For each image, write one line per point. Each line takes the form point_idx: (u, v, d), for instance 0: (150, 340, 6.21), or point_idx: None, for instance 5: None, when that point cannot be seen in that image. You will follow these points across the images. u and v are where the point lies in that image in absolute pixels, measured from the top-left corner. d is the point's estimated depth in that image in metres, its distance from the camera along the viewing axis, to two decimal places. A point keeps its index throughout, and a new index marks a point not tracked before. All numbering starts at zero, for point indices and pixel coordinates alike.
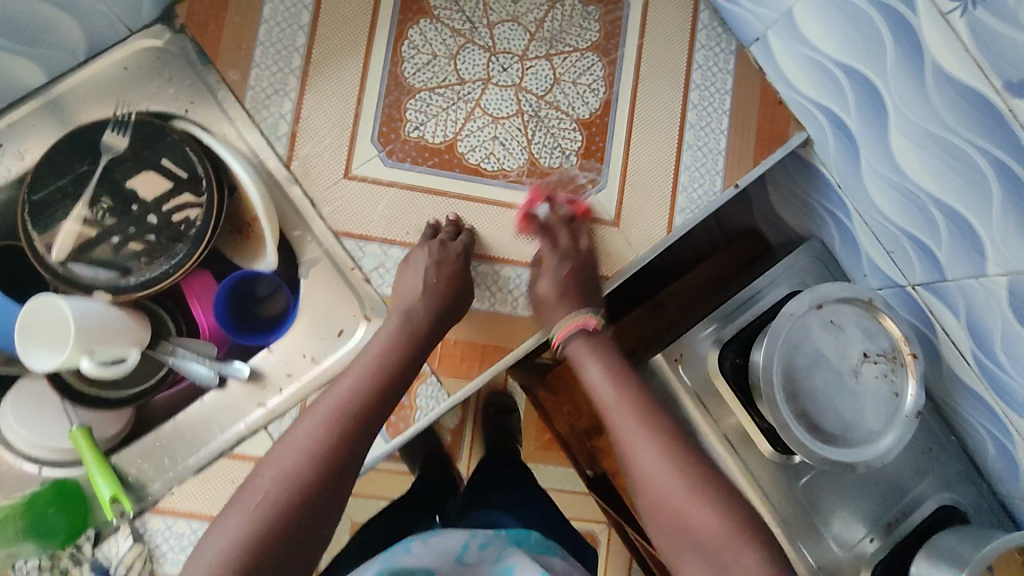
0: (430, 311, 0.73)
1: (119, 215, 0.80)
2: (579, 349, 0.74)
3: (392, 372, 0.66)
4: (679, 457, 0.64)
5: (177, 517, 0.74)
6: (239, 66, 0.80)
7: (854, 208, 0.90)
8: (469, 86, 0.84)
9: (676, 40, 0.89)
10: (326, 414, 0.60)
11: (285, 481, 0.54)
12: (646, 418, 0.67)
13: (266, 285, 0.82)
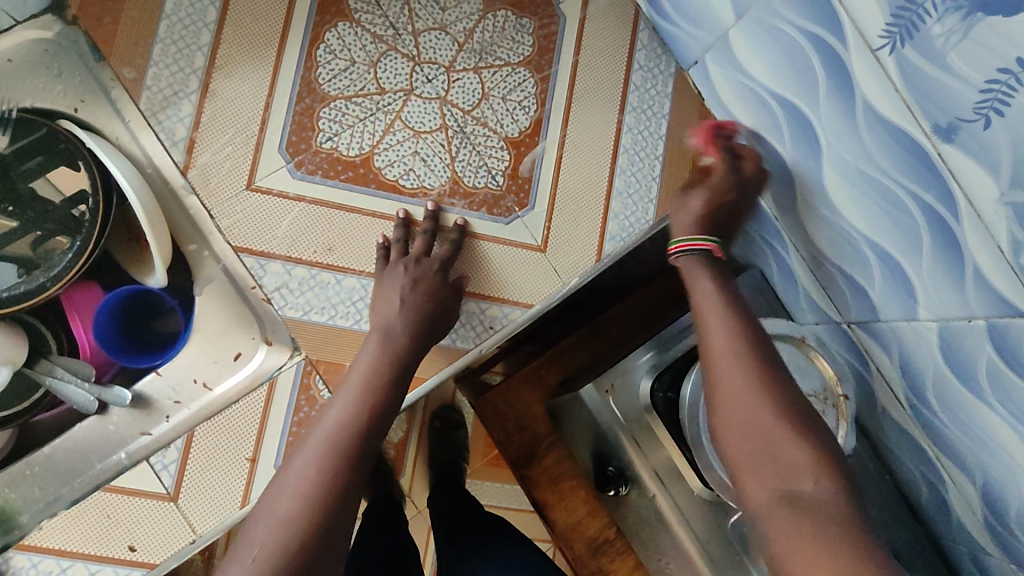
0: (414, 333, 0.68)
1: (12, 215, 0.73)
2: (695, 264, 0.69)
3: (383, 396, 0.60)
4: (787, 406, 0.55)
5: (44, 554, 0.68)
6: (135, 64, 0.74)
7: (790, 240, 0.87)
8: (390, 96, 0.79)
9: (612, 57, 0.85)
10: (319, 449, 0.54)
11: (281, 527, 0.48)
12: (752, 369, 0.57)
13: (165, 306, 0.75)
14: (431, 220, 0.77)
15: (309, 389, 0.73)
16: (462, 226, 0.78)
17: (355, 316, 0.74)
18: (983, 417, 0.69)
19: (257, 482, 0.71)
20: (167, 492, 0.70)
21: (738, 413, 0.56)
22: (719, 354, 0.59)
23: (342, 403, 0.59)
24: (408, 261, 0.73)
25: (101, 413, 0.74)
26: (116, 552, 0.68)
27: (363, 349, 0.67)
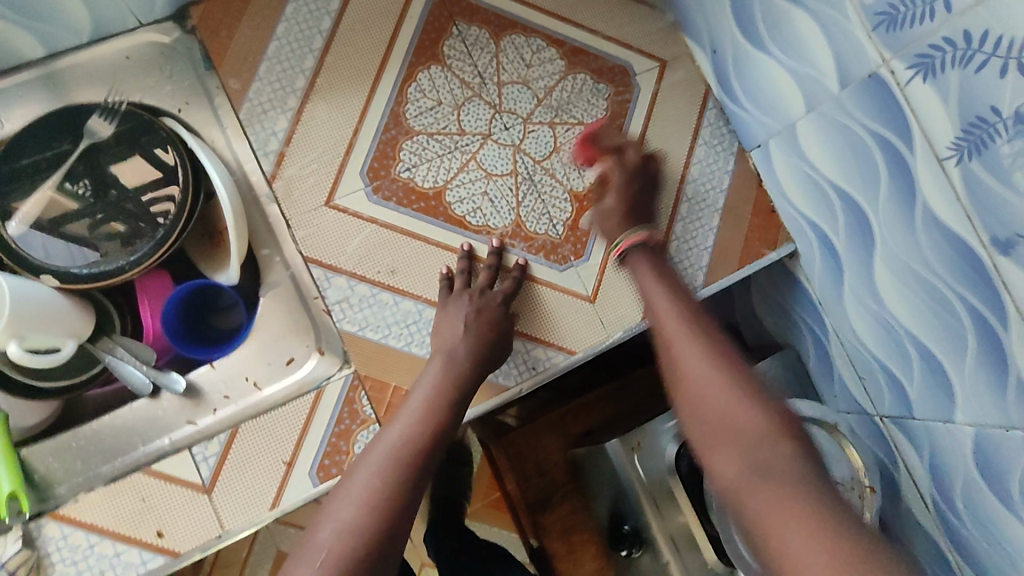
0: (474, 361, 0.70)
1: (98, 196, 0.78)
2: (639, 256, 0.74)
3: (446, 415, 0.64)
4: (723, 365, 0.59)
5: (76, 527, 0.69)
6: (240, 77, 0.80)
7: (832, 326, 0.89)
8: (469, 138, 0.83)
9: (679, 130, 0.90)
10: (385, 458, 0.56)
11: (347, 536, 0.50)
12: (699, 338, 0.63)
13: (227, 299, 0.79)
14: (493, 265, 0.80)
15: (353, 403, 0.75)
16: (524, 266, 0.81)
17: (407, 338, 0.77)
18: (1011, 531, 0.69)
19: (290, 486, 0.72)
20: (203, 484, 0.71)
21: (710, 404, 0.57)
22: (672, 330, 0.64)
23: (408, 418, 0.62)
24: (471, 296, 0.76)
25: (153, 397, 0.76)
26: (145, 536, 0.70)
27: (426, 372, 0.69)
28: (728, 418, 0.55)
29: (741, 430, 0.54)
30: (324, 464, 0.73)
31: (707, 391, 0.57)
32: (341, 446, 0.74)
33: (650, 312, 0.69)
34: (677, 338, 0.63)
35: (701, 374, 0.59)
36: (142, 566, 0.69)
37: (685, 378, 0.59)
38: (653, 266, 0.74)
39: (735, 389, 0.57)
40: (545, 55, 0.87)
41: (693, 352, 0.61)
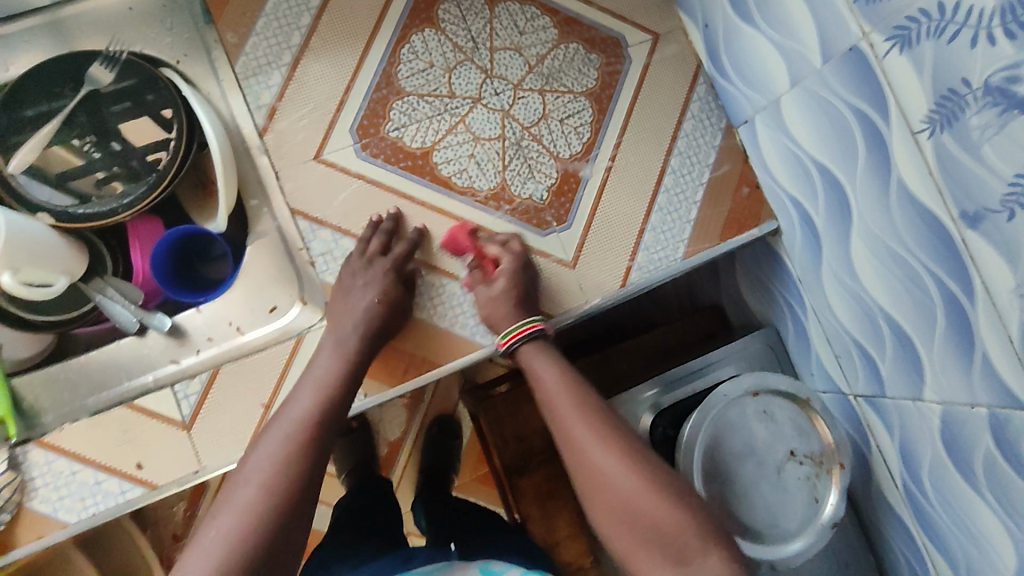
0: (371, 344, 0.74)
1: (101, 150, 0.82)
2: (531, 352, 0.75)
3: (342, 396, 0.69)
4: (632, 454, 0.64)
5: (60, 455, 0.72)
6: (237, 31, 0.81)
7: (810, 304, 0.90)
8: (459, 101, 0.85)
9: (669, 103, 0.90)
10: (281, 437, 0.61)
11: (239, 517, 0.53)
12: (594, 424, 0.67)
13: (218, 250, 0.82)
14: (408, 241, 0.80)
15: None
16: (421, 230, 0.82)
17: None
18: (971, 507, 0.71)
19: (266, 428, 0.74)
20: (183, 420, 0.74)
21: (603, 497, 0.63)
22: (563, 406, 0.70)
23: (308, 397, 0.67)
24: (369, 273, 0.77)
25: (139, 335, 0.78)
26: (125, 467, 0.72)
27: (326, 355, 0.73)
28: (651, 523, 0.60)
29: (660, 525, 0.59)
30: None
31: (616, 479, 0.62)
32: None
33: (546, 400, 0.72)
34: (562, 407, 0.69)
35: (608, 469, 0.64)
36: (121, 496, 0.72)
37: (595, 482, 0.64)
38: (553, 366, 0.74)
39: (646, 486, 0.62)
40: (538, 24, 0.89)
41: (581, 418, 0.68)
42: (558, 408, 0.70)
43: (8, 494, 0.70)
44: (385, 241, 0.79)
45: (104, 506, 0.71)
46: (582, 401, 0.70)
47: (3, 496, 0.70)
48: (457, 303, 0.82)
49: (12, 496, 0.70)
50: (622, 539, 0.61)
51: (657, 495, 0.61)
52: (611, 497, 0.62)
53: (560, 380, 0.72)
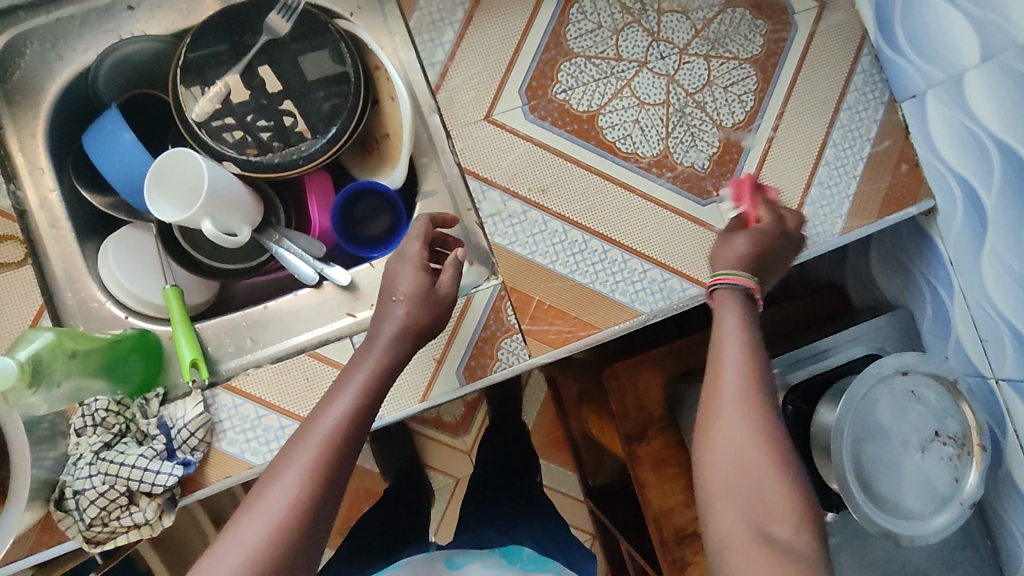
0: (407, 349, 0.70)
1: (259, 100, 0.81)
2: (729, 299, 0.69)
3: (374, 404, 0.66)
4: (767, 436, 0.60)
5: (246, 399, 0.75)
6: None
7: (959, 286, 0.89)
8: (625, 64, 0.84)
9: (834, 74, 0.87)
10: (312, 451, 0.60)
11: (260, 537, 0.54)
12: (747, 394, 0.62)
13: (360, 210, 0.81)
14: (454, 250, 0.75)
15: (501, 311, 0.80)
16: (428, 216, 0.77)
17: (552, 256, 0.81)
18: None
19: (439, 382, 0.78)
20: None
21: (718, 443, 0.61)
22: (728, 355, 0.65)
23: (340, 405, 0.64)
24: (416, 255, 0.73)
25: (318, 287, 0.80)
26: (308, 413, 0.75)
27: (360, 359, 0.68)
28: (762, 495, 0.58)
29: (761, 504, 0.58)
30: (471, 365, 0.79)
31: (721, 450, 0.60)
32: (485, 350, 0.79)
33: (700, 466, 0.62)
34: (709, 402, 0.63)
35: (730, 411, 0.62)
36: None
37: (706, 416, 0.63)
38: (739, 314, 0.68)
39: (762, 450, 0.60)
40: None
41: (746, 372, 0.64)
42: (714, 366, 0.65)
43: (200, 435, 0.72)
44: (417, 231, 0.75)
45: None
46: (750, 363, 0.64)
47: (194, 437, 0.72)
48: (619, 270, 0.81)
49: (203, 437, 0.72)
50: (725, 501, 0.59)
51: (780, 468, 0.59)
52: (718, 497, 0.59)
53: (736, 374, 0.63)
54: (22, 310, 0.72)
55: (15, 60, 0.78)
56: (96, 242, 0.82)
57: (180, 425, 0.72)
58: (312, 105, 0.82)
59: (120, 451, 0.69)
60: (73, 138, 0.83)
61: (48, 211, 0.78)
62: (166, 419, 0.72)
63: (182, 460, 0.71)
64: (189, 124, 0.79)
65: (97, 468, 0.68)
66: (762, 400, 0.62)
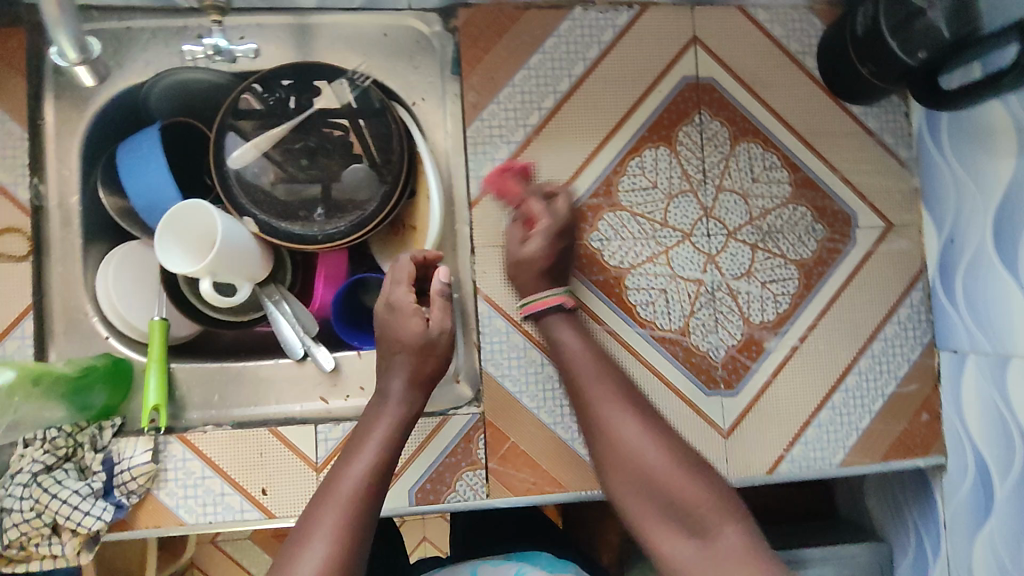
0: (420, 398, 0.74)
1: (296, 160, 0.80)
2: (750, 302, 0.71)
3: (392, 458, 0.70)
4: (649, 422, 0.70)
5: (196, 455, 0.74)
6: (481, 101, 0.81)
7: (945, 550, 0.84)
8: (669, 231, 0.81)
9: (877, 299, 0.83)
10: (339, 508, 0.64)
11: None
12: (619, 387, 0.72)
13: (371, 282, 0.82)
14: (438, 279, 0.76)
15: (471, 441, 0.78)
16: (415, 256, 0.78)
17: (540, 401, 0.79)
18: None
19: (389, 494, 0.77)
20: (316, 461, 0.75)
21: (611, 457, 0.69)
22: (585, 369, 0.73)
23: (362, 459, 0.68)
24: (407, 298, 0.75)
25: (301, 361, 0.79)
26: (251, 488, 0.74)
27: (376, 411, 0.72)
28: (681, 502, 0.65)
29: (689, 503, 0.65)
30: (426, 487, 0.77)
31: (647, 454, 0.67)
32: (445, 476, 0.77)
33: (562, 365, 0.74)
34: (596, 389, 0.71)
35: (610, 406, 0.71)
36: (239, 513, 0.74)
37: (603, 429, 0.70)
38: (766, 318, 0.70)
39: (655, 443, 0.68)
40: (775, 175, 0.83)
41: (589, 366, 0.73)
42: (575, 367, 0.73)
43: (140, 481, 0.72)
44: (404, 273, 0.77)
45: (221, 517, 0.74)
46: (599, 362, 0.73)
47: (134, 481, 0.72)
48: None
49: (143, 483, 0.72)
50: (637, 498, 0.67)
51: (686, 474, 0.67)
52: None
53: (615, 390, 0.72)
54: (10, 307, 0.73)
55: None
56: (100, 248, 0.82)
57: (124, 466, 0.72)
58: (346, 179, 0.80)
59: (57, 479, 0.69)
60: (114, 141, 0.84)
61: (63, 212, 0.78)
62: (112, 455, 0.73)
63: (116, 501, 0.72)
64: (224, 173, 0.78)
65: (29, 492, 0.68)
66: (632, 393, 0.72)
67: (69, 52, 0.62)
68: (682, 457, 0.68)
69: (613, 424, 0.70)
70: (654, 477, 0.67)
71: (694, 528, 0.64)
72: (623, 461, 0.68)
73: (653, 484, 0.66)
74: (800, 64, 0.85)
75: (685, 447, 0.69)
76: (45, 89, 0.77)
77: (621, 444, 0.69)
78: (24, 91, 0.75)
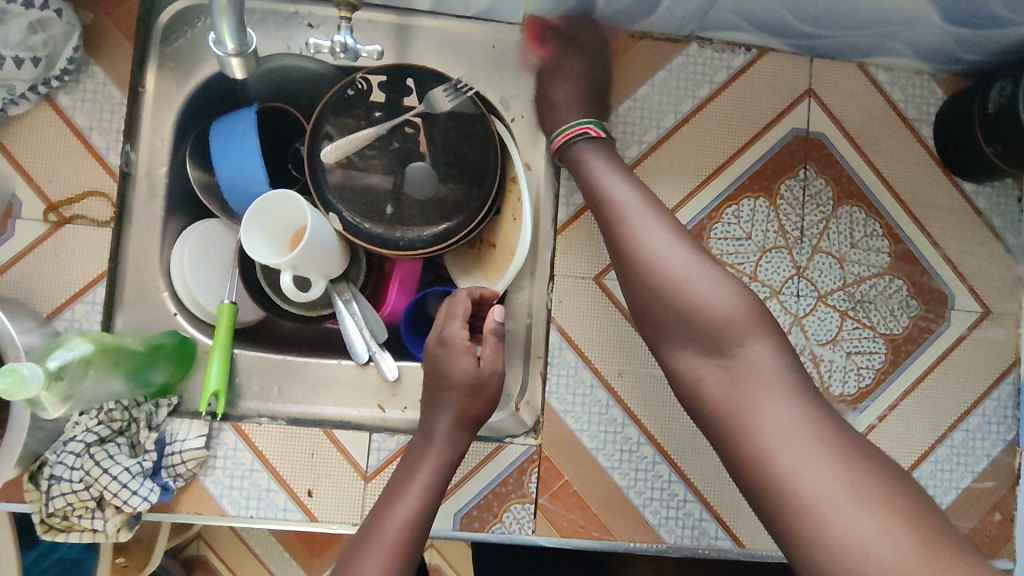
0: (466, 437, 0.71)
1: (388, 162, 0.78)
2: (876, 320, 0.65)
3: (435, 501, 0.68)
4: (696, 252, 0.65)
5: (246, 446, 0.73)
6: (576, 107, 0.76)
7: None
8: (757, 287, 0.78)
9: (963, 387, 0.79)
10: (381, 553, 0.62)
11: None
12: (654, 214, 0.67)
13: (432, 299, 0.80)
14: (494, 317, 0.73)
15: (524, 474, 0.75)
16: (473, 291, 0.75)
17: (601, 442, 0.76)
18: None
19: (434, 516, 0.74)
20: (366, 471, 0.73)
21: (639, 271, 0.65)
22: (623, 197, 0.68)
23: (404, 503, 0.66)
24: (459, 334, 0.72)
25: (363, 366, 0.77)
26: (297, 488, 0.72)
27: (420, 451, 0.70)
28: (711, 327, 0.61)
29: (722, 327, 0.60)
30: (472, 514, 0.74)
31: (672, 264, 0.63)
32: (493, 506, 0.74)
33: (591, 193, 0.71)
34: (627, 214, 0.67)
35: (645, 224, 0.66)
36: (281, 512, 0.72)
37: (629, 247, 0.66)
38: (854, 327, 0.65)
39: (693, 266, 0.64)
40: (874, 244, 0.79)
41: (625, 193, 0.69)
42: (605, 196, 0.69)
43: (189, 466, 0.71)
44: (457, 309, 0.74)
45: (263, 514, 0.72)
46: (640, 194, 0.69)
47: (183, 466, 0.70)
48: (658, 487, 0.76)
49: (191, 468, 0.71)
50: (669, 325, 0.64)
51: (715, 288, 0.62)
52: (773, 455, 0.53)
53: (640, 199, 0.68)
54: (84, 270, 0.72)
55: (183, 29, 0.77)
56: (177, 223, 0.81)
57: (176, 449, 0.70)
58: (435, 188, 0.78)
59: (109, 453, 0.68)
60: (206, 117, 0.82)
61: (149, 181, 0.77)
62: (166, 435, 0.71)
63: (162, 483, 0.70)
64: (316, 165, 0.77)
65: (81, 462, 0.67)
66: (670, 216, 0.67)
67: (228, 41, 0.52)
68: (708, 259, 0.65)
69: (641, 235, 0.66)
70: (681, 285, 0.63)
71: (715, 345, 0.61)
72: (642, 271, 0.65)
73: (675, 289, 0.63)
74: (914, 131, 0.81)
75: (724, 272, 0.64)
76: (149, 56, 0.77)
77: (646, 251, 0.65)
78: (130, 55, 0.74)
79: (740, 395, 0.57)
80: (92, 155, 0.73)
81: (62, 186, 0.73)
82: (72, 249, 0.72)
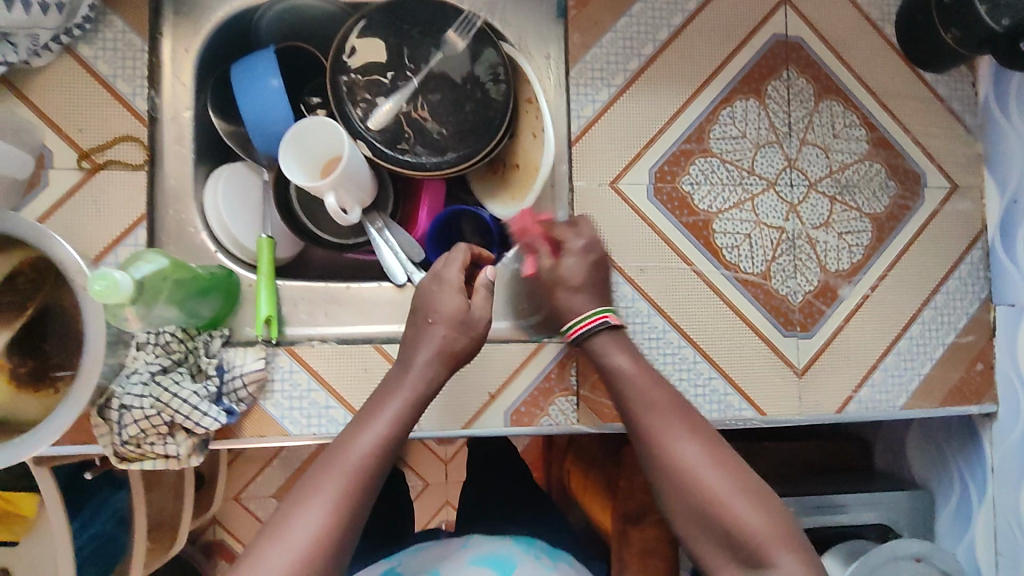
0: (443, 375, 0.72)
1: (409, 93, 0.83)
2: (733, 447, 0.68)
3: (408, 431, 0.68)
4: (654, 376, 0.72)
5: (301, 367, 0.76)
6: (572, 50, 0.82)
7: (992, 492, 0.90)
8: (756, 180, 0.85)
9: (941, 255, 0.89)
10: (339, 483, 0.62)
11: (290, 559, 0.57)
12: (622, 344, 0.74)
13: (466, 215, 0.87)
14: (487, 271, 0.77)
15: (563, 369, 0.81)
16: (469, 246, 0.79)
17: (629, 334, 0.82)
18: None
19: (485, 416, 0.79)
20: None
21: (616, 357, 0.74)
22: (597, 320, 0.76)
23: (373, 433, 0.66)
24: (455, 276, 0.75)
25: (400, 287, 0.82)
26: (355, 402, 0.76)
27: (397, 383, 0.70)
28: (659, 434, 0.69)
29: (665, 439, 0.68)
30: (520, 410, 0.80)
31: (634, 391, 0.71)
32: (538, 401, 0.80)
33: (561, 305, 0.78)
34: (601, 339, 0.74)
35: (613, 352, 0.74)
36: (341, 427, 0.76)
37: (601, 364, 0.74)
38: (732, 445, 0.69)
39: (650, 391, 0.71)
40: (854, 133, 0.88)
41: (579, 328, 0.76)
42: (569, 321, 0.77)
43: (250, 389, 0.74)
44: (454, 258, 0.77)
45: (325, 430, 0.75)
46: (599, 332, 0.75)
47: (244, 389, 0.73)
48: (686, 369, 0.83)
49: (251, 392, 0.74)
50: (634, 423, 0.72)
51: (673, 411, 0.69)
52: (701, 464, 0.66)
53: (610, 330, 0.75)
54: (123, 214, 0.74)
55: None
56: (204, 168, 0.83)
57: (236, 374, 0.73)
58: (455, 113, 0.83)
59: (174, 381, 0.71)
60: (218, 63, 0.84)
61: (176, 126, 0.79)
62: (224, 362, 0.74)
63: (226, 408, 0.73)
64: (341, 98, 0.81)
65: (149, 390, 0.69)
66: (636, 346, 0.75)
67: None
68: (669, 393, 0.71)
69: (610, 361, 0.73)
70: (640, 402, 0.71)
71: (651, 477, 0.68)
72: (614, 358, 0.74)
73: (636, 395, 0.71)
74: (880, 30, 0.90)
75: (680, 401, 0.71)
76: (163, 5, 0.78)
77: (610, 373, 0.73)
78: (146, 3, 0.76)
79: (702, 443, 0.67)
80: (119, 102, 0.75)
81: (92, 135, 0.74)
82: (109, 195, 0.74)
